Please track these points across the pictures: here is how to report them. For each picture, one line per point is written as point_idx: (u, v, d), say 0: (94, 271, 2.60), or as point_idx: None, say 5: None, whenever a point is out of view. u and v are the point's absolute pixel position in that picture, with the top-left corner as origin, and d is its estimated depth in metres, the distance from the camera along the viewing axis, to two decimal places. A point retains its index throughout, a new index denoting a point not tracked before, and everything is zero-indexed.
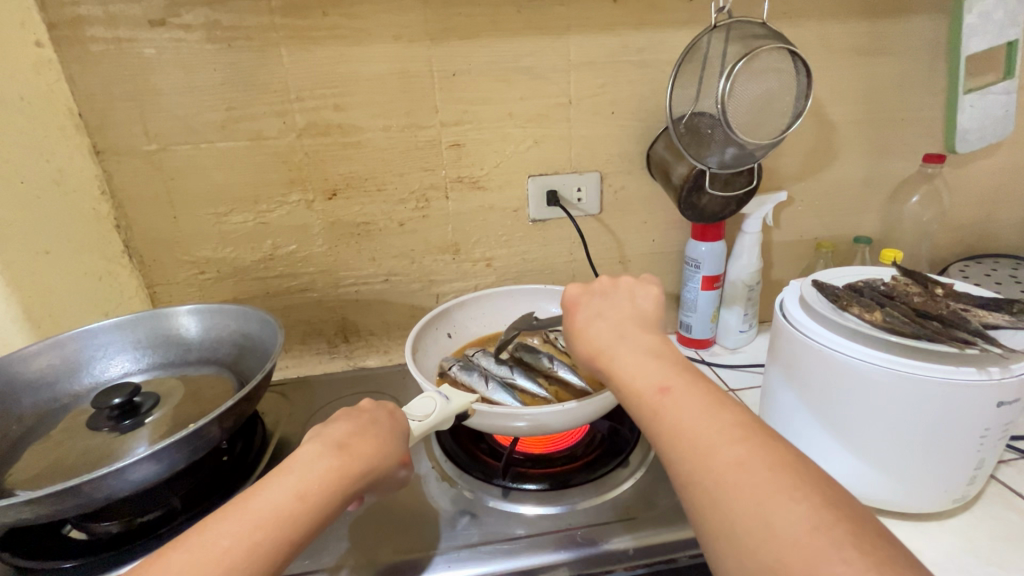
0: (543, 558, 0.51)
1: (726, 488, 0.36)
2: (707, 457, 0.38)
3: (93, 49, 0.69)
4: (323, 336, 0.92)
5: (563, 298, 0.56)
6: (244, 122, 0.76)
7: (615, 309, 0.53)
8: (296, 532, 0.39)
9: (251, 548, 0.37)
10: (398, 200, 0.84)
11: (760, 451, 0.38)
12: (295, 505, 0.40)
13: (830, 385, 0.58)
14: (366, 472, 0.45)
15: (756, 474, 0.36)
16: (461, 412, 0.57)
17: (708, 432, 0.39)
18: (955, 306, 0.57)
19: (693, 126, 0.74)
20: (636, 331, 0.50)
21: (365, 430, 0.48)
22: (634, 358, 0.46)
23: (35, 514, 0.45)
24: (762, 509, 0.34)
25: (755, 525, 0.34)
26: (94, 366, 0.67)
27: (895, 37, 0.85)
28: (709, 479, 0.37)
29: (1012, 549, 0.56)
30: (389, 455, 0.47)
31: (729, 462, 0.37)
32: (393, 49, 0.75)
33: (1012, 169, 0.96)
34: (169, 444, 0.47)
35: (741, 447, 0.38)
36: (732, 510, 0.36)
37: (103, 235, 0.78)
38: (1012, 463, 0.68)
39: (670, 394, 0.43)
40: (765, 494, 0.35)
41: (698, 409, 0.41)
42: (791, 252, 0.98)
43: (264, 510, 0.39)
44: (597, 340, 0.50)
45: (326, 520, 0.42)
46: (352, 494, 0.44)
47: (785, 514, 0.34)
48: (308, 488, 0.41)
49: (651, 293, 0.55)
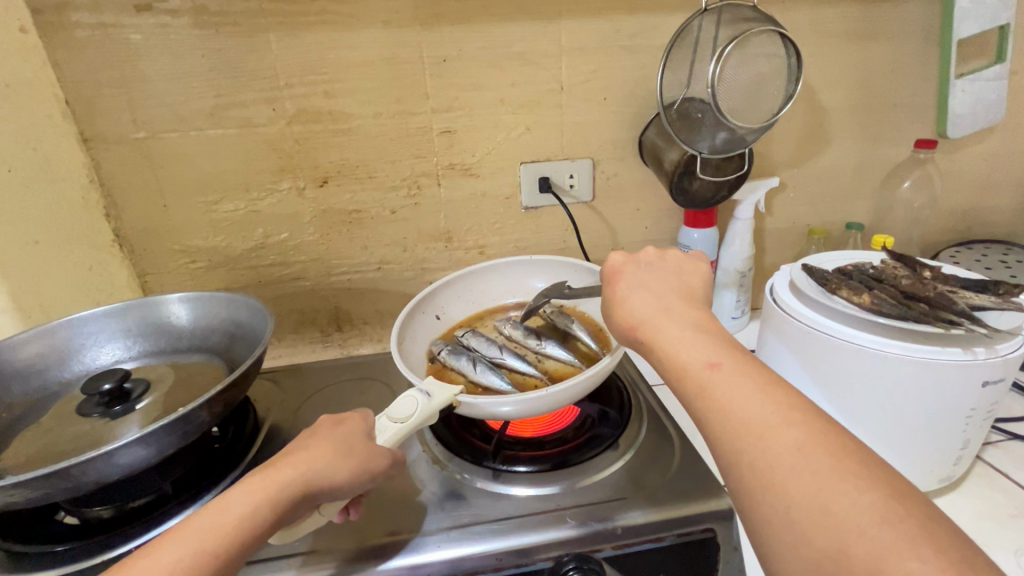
0: (535, 538, 0.51)
1: (783, 472, 0.34)
2: (760, 439, 0.36)
3: (79, 35, 0.68)
4: (316, 325, 0.92)
5: (607, 267, 0.57)
6: (233, 109, 0.75)
7: (657, 282, 0.53)
8: (221, 546, 0.40)
9: (172, 566, 0.38)
10: (389, 187, 0.84)
11: (821, 436, 0.35)
12: (218, 520, 0.41)
13: (818, 367, 0.58)
14: (302, 478, 0.45)
15: (804, 461, 0.34)
16: (445, 406, 0.57)
17: (763, 415, 0.37)
18: (943, 288, 0.58)
19: (684, 112, 0.73)
20: (679, 305, 0.50)
21: (304, 446, 0.48)
22: (676, 333, 0.46)
23: (26, 497, 0.45)
24: (823, 495, 0.32)
25: (814, 511, 0.32)
26: (85, 354, 0.67)
27: (887, 22, 0.84)
28: (760, 462, 0.36)
29: (998, 529, 0.57)
30: (327, 460, 0.47)
31: (786, 445, 0.35)
32: (383, 35, 0.75)
33: (1003, 155, 0.96)
34: (158, 429, 0.48)
35: (800, 432, 0.36)
36: (788, 494, 0.34)
37: (92, 224, 0.77)
38: (999, 444, 0.68)
39: (720, 371, 0.41)
40: (827, 481, 0.33)
41: (750, 391, 0.39)
42: (784, 239, 0.99)
43: (189, 531, 0.40)
44: (640, 312, 0.50)
45: (260, 534, 0.42)
46: (288, 503, 0.44)
47: (849, 502, 0.31)
48: (233, 503, 0.42)
49: (697, 270, 0.56)
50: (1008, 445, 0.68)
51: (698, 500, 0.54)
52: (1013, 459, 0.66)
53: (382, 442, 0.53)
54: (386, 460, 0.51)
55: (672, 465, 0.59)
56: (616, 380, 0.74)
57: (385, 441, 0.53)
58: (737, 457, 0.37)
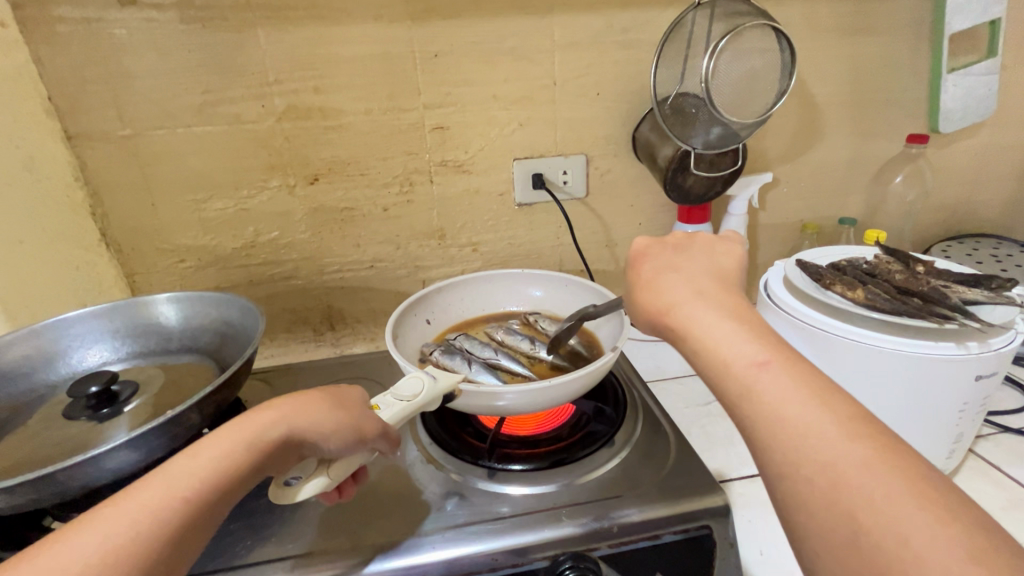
0: (531, 537, 0.51)
1: (848, 490, 0.31)
2: (805, 438, 0.33)
3: (61, 30, 0.67)
4: (308, 324, 0.91)
5: (633, 249, 0.54)
6: (221, 105, 0.74)
7: (688, 264, 0.50)
8: (201, 491, 0.39)
9: (183, 491, 0.39)
10: (381, 184, 0.83)
11: (884, 453, 0.32)
12: (240, 453, 0.42)
13: (814, 362, 0.58)
14: (281, 425, 0.45)
15: (880, 480, 0.30)
16: (447, 392, 0.57)
17: (813, 419, 0.34)
18: (936, 283, 0.58)
19: (678, 107, 0.73)
20: (714, 287, 0.46)
21: (322, 394, 0.49)
22: (710, 318, 0.42)
23: (11, 504, 0.44)
24: (892, 517, 0.29)
25: (883, 535, 0.29)
26: (72, 356, 0.65)
27: (880, 17, 0.84)
28: (825, 478, 0.32)
29: (993, 521, 0.57)
30: (345, 412, 0.49)
31: (849, 460, 0.31)
32: (374, 30, 0.74)
33: (993, 150, 0.97)
34: (147, 432, 0.47)
35: (863, 446, 0.32)
36: (842, 505, 0.31)
37: (79, 223, 0.76)
38: (990, 437, 0.69)
39: (770, 371, 0.37)
40: (897, 504, 0.29)
41: (804, 395, 0.35)
42: (778, 234, 0.99)
43: (212, 458, 0.41)
44: (670, 294, 0.46)
45: (235, 478, 0.41)
46: (269, 448, 0.43)
47: (922, 528, 0.28)
48: (256, 436, 0.43)
49: (732, 254, 0.52)
50: (1000, 438, 0.68)
51: (695, 497, 0.54)
52: (1006, 451, 0.67)
53: (386, 418, 0.52)
54: (392, 439, 0.52)
55: (667, 463, 0.59)
56: (611, 377, 0.74)
57: (388, 418, 0.52)
58: (792, 470, 0.33)
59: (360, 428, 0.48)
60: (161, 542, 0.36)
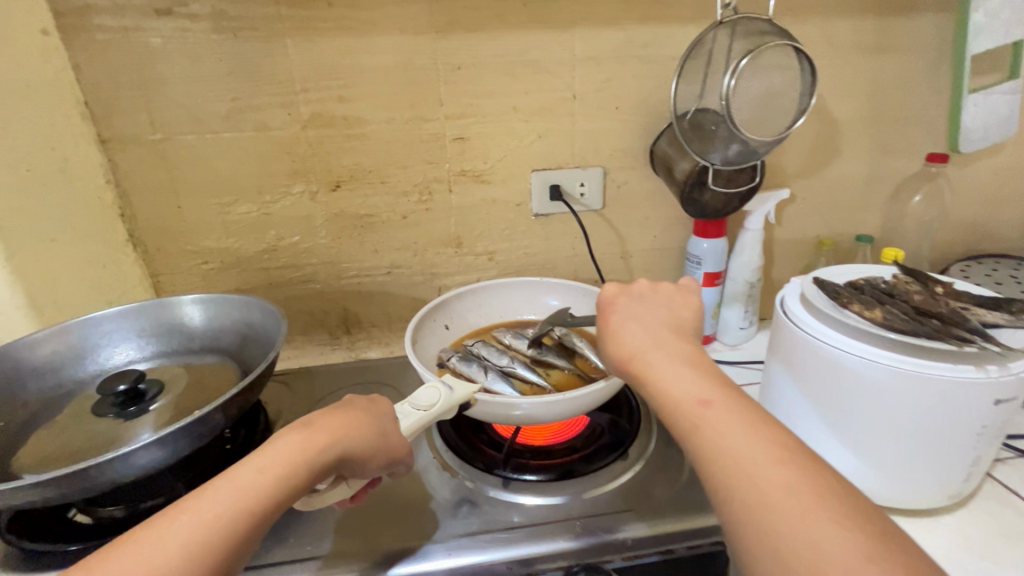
0: (541, 548, 0.51)
1: (777, 505, 0.36)
2: (742, 463, 0.38)
3: (100, 37, 0.69)
4: (324, 327, 0.92)
5: (600, 296, 0.55)
6: (249, 113, 0.76)
7: (649, 313, 0.52)
8: (261, 505, 0.40)
9: (245, 503, 0.39)
10: (401, 192, 0.84)
11: (810, 474, 0.37)
12: (297, 468, 0.42)
13: (830, 381, 0.58)
14: (335, 446, 0.45)
15: (806, 499, 0.36)
16: (464, 401, 0.57)
17: (754, 448, 0.39)
18: (955, 305, 0.58)
19: (697, 124, 0.74)
20: (671, 339, 0.50)
21: (362, 412, 0.50)
22: (669, 368, 0.46)
23: (43, 497, 0.45)
24: (812, 527, 0.34)
25: (807, 545, 0.34)
26: (100, 353, 0.67)
27: (901, 36, 0.84)
28: (754, 498, 0.37)
29: (1008, 546, 0.57)
30: (382, 433, 0.50)
31: (777, 480, 0.37)
32: (399, 41, 0.75)
33: (1014, 170, 0.96)
34: (174, 431, 0.48)
35: (790, 468, 0.38)
36: (777, 523, 0.35)
37: (109, 224, 0.78)
38: (1008, 461, 0.68)
39: (712, 409, 0.42)
40: (815, 516, 0.35)
41: (741, 427, 0.40)
42: (794, 250, 0.99)
43: (273, 471, 0.41)
44: (631, 345, 0.50)
45: (291, 494, 0.42)
46: (322, 466, 0.44)
47: (835, 536, 0.34)
48: (311, 454, 0.44)
49: (689, 301, 0.54)
50: (1018, 462, 0.68)
51: (707, 513, 0.54)
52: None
53: (404, 428, 0.53)
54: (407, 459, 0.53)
55: (682, 476, 0.59)
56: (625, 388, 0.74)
57: (404, 427, 0.53)
58: (730, 494, 0.38)
59: (393, 454, 0.50)
60: (231, 555, 0.37)
